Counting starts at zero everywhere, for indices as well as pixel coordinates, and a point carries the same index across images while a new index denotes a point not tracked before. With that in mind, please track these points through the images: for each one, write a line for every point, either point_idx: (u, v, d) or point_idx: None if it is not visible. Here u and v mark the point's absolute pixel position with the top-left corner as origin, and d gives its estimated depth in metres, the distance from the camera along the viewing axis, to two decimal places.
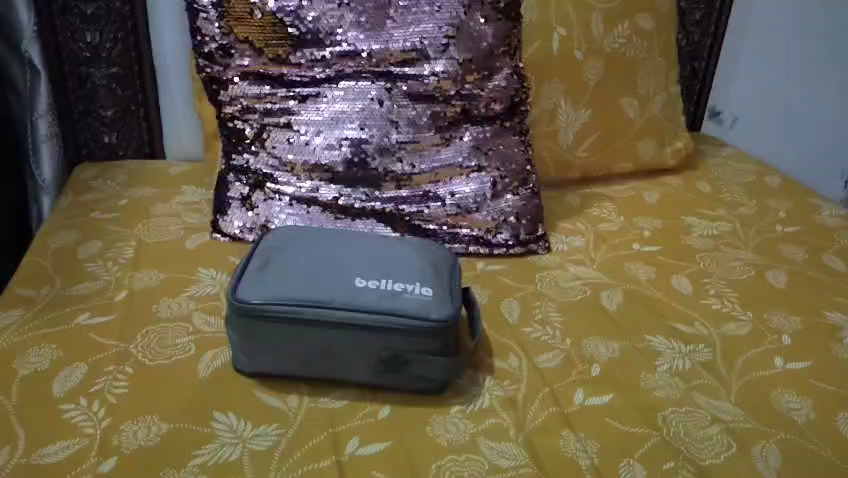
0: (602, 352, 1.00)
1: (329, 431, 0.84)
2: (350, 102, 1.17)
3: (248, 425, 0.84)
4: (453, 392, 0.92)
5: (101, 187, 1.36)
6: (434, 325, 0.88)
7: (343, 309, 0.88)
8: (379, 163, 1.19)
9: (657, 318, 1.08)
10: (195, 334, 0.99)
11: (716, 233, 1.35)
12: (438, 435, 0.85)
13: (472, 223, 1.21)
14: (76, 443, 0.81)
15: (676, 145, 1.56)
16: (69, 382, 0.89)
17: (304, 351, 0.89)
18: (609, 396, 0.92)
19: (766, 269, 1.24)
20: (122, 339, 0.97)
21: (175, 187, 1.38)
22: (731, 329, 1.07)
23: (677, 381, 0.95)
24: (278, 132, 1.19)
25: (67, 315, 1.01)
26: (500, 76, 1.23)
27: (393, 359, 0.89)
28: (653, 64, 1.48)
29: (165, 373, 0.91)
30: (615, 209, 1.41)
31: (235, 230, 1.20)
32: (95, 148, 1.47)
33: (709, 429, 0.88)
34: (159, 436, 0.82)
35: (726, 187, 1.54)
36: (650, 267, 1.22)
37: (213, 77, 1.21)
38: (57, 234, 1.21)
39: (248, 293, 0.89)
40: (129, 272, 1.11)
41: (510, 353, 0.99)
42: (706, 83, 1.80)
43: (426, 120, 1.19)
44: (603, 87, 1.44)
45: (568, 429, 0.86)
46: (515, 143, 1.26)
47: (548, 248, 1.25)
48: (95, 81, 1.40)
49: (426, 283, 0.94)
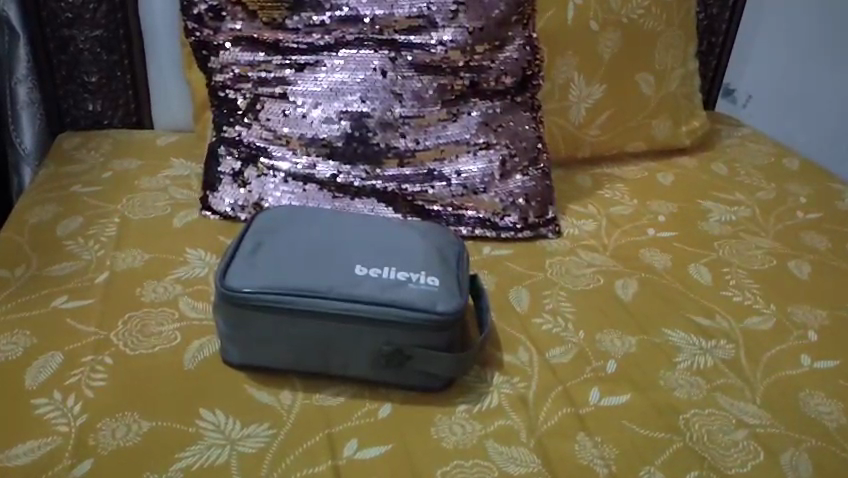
0: (617, 347, 0.94)
1: (325, 433, 0.77)
2: (350, 72, 1.09)
3: (237, 424, 0.77)
4: (458, 390, 0.85)
5: (84, 158, 1.28)
6: (442, 318, 0.81)
7: (342, 299, 0.81)
8: (381, 138, 1.10)
9: (675, 310, 1.02)
10: (181, 321, 0.92)
11: (734, 219, 1.28)
12: (442, 437, 0.78)
13: (478, 205, 1.14)
14: (49, 443, 0.74)
15: (691, 124, 1.48)
16: (43, 372, 0.82)
17: (298, 344, 0.82)
18: (626, 396, 0.86)
19: (789, 258, 1.17)
20: (101, 326, 0.90)
21: (163, 159, 1.30)
22: (753, 324, 1.00)
23: (697, 380, 0.89)
24: (273, 103, 1.10)
25: (43, 298, 0.94)
26: (512, 47, 1.15)
27: (395, 354, 0.82)
28: (671, 37, 1.41)
29: (150, 365, 0.84)
30: (628, 192, 1.34)
31: (226, 208, 1.13)
32: (78, 116, 1.38)
33: (734, 434, 0.82)
34: (139, 435, 0.75)
35: (743, 170, 1.46)
36: (666, 254, 1.15)
37: (202, 43, 1.12)
38: (34, 210, 1.13)
39: (239, 281, 0.82)
40: (111, 253, 1.04)
41: (519, 346, 0.92)
42: (723, 59, 1.71)
43: (432, 93, 1.11)
44: (617, 61, 1.36)
45: (582, 433, 0.80)
46: (526, 120, 1.18)
47: (558, 232, 1.17)
48: (78, 44, 1.31)
49: (432, 272, 0.87)
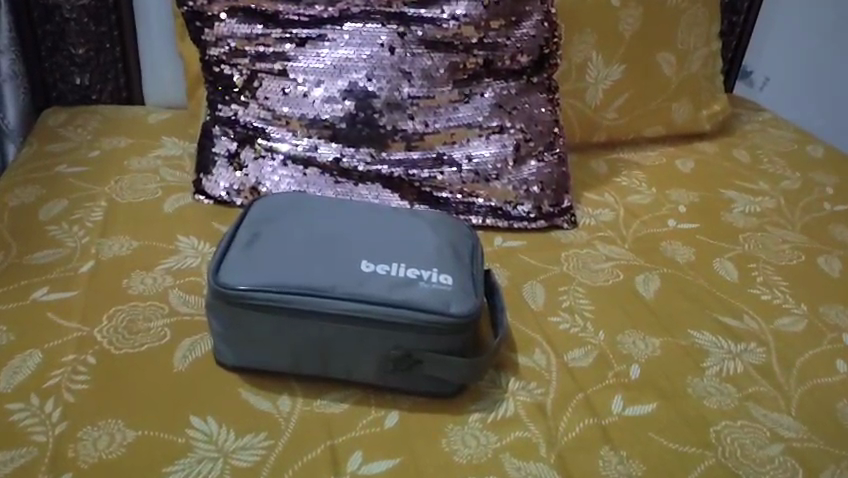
0: (640, 349, 0.87)
1: (326, 445, 0.71)
2: (355, 48, 1.01)
3: (230, 434, 0.71)
4: (470, 396, 0.78)
5: (70, 136, 1.20)
6: (455, 322, 0.75)
7: (346, 299, 0.74)
8: (388, 119, 1.03)
9: (700, 310, 0.95)
10: (171, 317, 0.85)
11: (759, 210, 1.21)
12: (455, 450, 0.72)
13: (489, 193, 1.06)
14: (25, 454, 0.67)
15: (712, 108, 1.40)
16: (19, 373, 0.75)
17: (297, 346, 0.75)
18: (652, 406, 0.79)
19: (817, 254, 1.11)
20: (85, 322, 0.83)
21: (153, 138, 1.22)
22: (784, 325, 0.94)
23: (728, 388, 0.83)
24: (272, 80, 1.02)
25: (21, 289, 0.87)
26: (529, 23, 1.07)
27: (404, 359, 0.75)
28: (694, 15, 1.33)
29: (137, 365, 0.78)
30: (645, 179, 1.26)
31: (221, 192, 1.05)
32: (65, 91, 1.29)
33: (770, 449, 0.76)
34: (124, 447, 0.69)
35: (766, 156, 1.39)
36: (689, 247, 1.09)
37: (195, 13, 1.04)
38: (15, 191, 1.05)
39: (234, 277, 0.75)
40: (97, 239, 0.97)
41: (535, 348, 0.86)
42: (744, 39, 1.62)
43: (443, 72, 1.04)
44: (638, 40, 1.28)
45: (607, 446, 0.74)
46: (543, 102, 1.10)
47: (573, 223, 1.10)
48: (64, 14, 1.22)
49: (444, 269, 0.80)
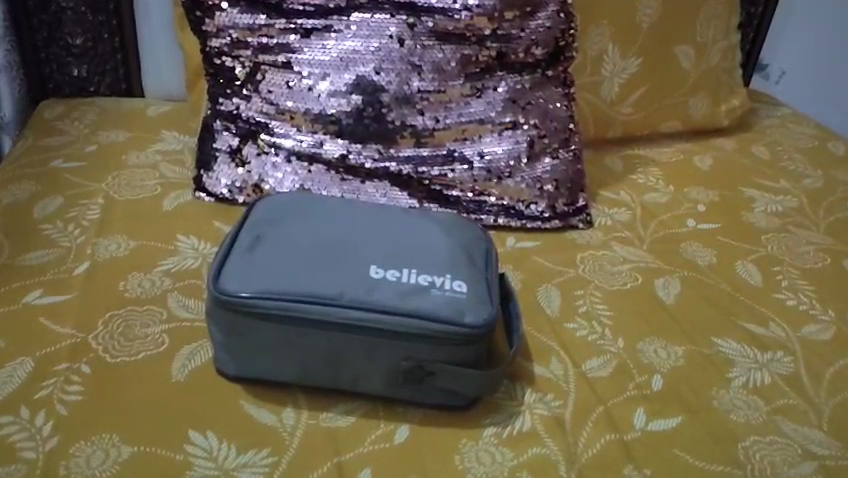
0: (662, 358, 0.83)
1: (333, 462, 0.67)
2: (363, 39, 0.97)
3: (231, 451, 0.67)
4: (484, 409, 0.74)
5: (66, 129, 1.15)
6: (469, 332, 0.70)
7: (354, 308, 0.70)
8: (397, 115, 0.98)
9: (723, 317, 0.91)
10: (170, 323, 0.81)
11: (781, 209, 1.16)
12: (469, 468, 0.68)
13: (502, 191, 1.02)
14: (14, 472, 0.64)
15: (731, 102, 1.35)
16: (9, 384, 0.71)
17: (302, 355, 0.71)
18: (676, 420, 0.76)
19: (842, 256, 1.07)
20: (80, 327, 0.79)
21: (153, 131, 1.17)
22: (811, 332, 0.90)
23: (755, 401, 0.79)
24: (275, 73, 0.98)
25: (14, 292, 0.83)
26: (544, 14, 1.02)
27: (415, 370, 0.71)
28: (714, 7, 1.28)
29: (134, 375, 0.74)
30: (662, 176, 1.22)
31: (222, 190, 1.00)
32: (62, 83, 1.25)
33: (801, 468, 0.72)
34: (118, 465, 0.65)
35: (786, 153, 1.34)
36: (710, 249, 1.04)
37: (195, 3, 0.99)
38: (8, 187, 1.01)
39: (235, 283, 0.71)
40: (93, 239, 0.92)
41: (552, 357, 0.81)
42: (762, 31, 1.57)
43: (454, 65, 0.99)
44: (656, 33, 1.23)
45: (630, 465, 0.70)
46: (558, 97, 1.05)
47: (589, 222, 1.06)
48: (60, 3, 1.17)
49: (457, 275, 0.76)
